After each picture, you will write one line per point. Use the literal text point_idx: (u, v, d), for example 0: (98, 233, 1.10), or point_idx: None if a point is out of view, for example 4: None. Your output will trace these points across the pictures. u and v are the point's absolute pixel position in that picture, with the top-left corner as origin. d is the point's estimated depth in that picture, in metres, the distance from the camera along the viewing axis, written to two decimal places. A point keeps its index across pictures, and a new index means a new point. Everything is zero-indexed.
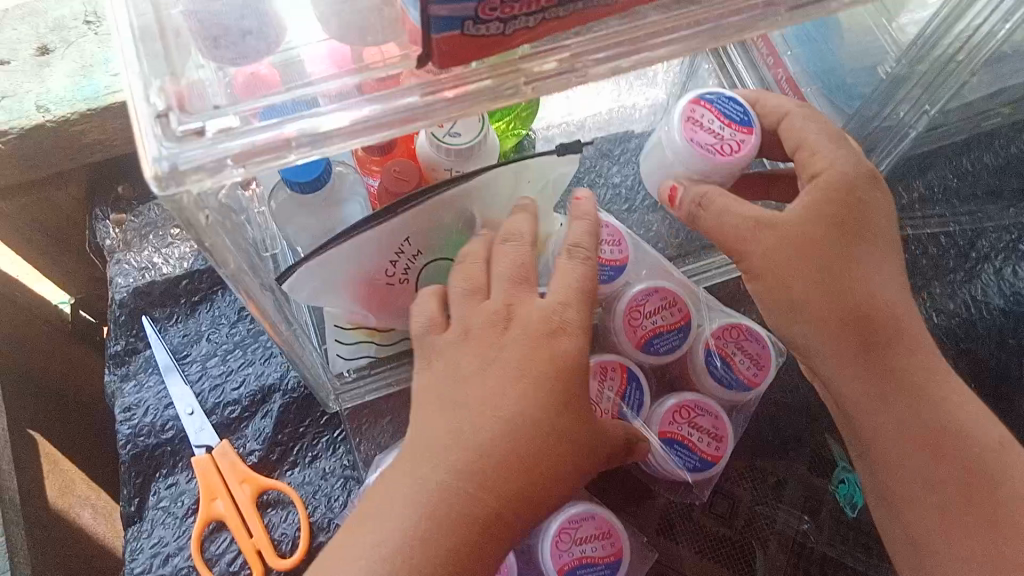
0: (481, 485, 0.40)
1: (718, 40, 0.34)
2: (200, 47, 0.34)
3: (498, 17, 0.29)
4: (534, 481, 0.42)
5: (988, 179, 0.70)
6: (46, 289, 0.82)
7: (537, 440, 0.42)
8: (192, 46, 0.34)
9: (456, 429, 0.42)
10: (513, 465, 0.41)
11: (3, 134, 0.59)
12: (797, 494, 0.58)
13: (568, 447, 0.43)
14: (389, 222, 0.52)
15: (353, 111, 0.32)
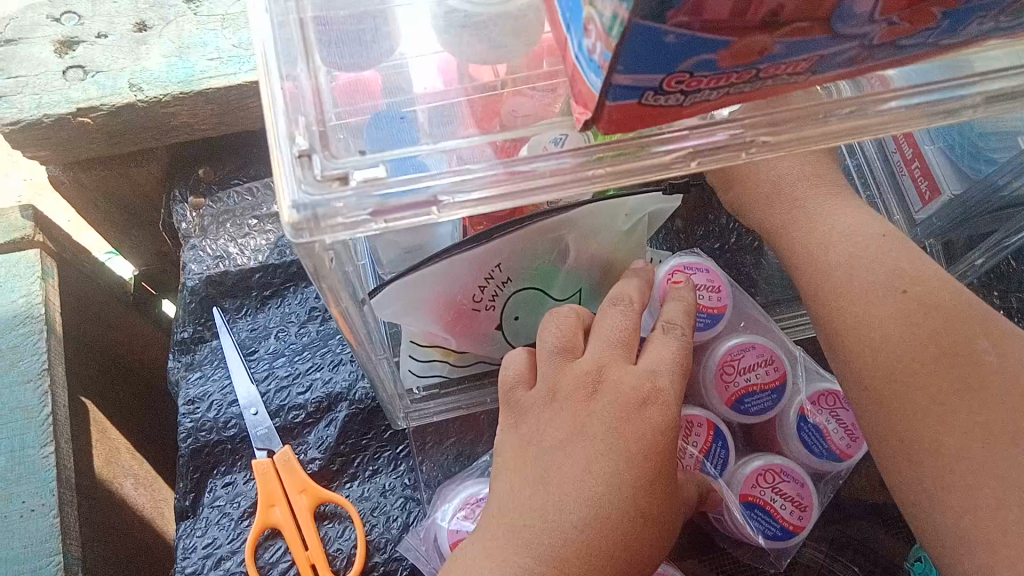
0: (576, 547, 0.38)
1: (902, 124, 0.31)
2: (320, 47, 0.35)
3: (681, 90, 0.27)
4: (628, 553, 0.39)
5: None
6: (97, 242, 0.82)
7: (635, 508, 0.39)
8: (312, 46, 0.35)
9: (552, 488, 0.39)
10: (609, 531, 0.39)
11: (95, 109, 0.58)
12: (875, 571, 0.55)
13: (664, 517, 0.40)
14: (485, 247, 0.49)
15: (500, 170, 0.29)
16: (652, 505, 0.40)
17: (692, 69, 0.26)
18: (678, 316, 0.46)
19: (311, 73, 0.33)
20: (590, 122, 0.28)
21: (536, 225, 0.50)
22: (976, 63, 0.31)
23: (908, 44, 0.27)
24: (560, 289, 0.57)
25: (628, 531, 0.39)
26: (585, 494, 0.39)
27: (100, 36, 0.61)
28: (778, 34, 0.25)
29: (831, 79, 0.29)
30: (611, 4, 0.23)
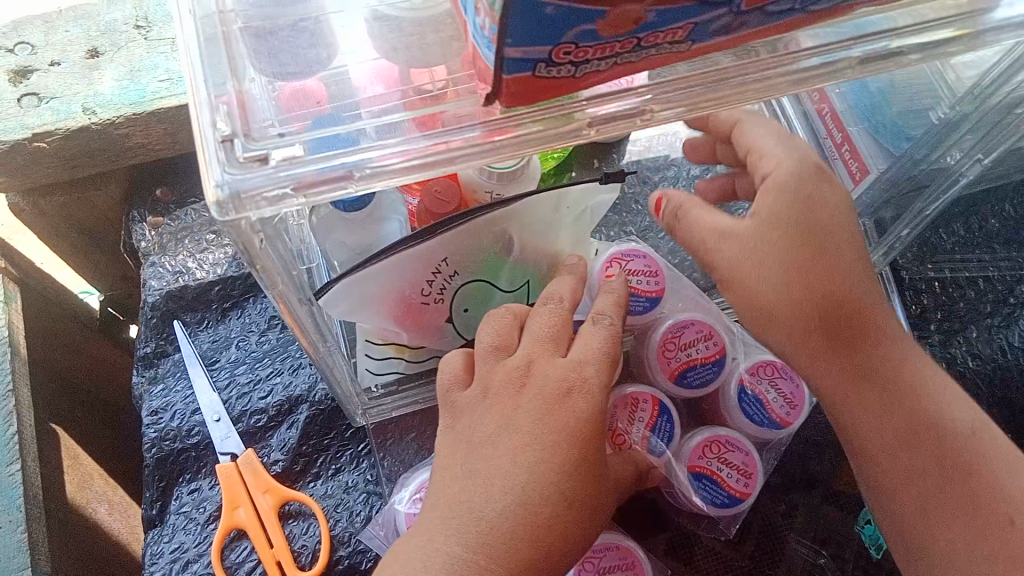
0: (516, 514, 0.40)
1: (789, 87, 0.34)
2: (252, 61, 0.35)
3: (571, 60, 0.29)
4: (568, 521, 0.41)
5: None
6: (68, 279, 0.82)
7: (573, 474, 0.42)
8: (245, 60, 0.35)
9: (495, 464, 0.42)
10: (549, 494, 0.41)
11: (49, 134, 0.60)
12: (817, 534, 0.57)
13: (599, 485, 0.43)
14: (430, 242, 0.52)
15: (409, 145, 0.31)
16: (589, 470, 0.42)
17: (576, 41, 0.28)
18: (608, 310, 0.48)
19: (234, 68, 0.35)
20: (491, 96, 0.30)
21: (477, 219, 0.53)
22: (850, 30, 0.34)
23: (776, 10, 0.30)
24: (507, 281, 0.60)
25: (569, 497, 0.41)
26: (528, 463, 0.41)
27: (52, 64, 0.62)
28: (647, 2, 0.27)
29: (712, 47, 0.31)
30: None
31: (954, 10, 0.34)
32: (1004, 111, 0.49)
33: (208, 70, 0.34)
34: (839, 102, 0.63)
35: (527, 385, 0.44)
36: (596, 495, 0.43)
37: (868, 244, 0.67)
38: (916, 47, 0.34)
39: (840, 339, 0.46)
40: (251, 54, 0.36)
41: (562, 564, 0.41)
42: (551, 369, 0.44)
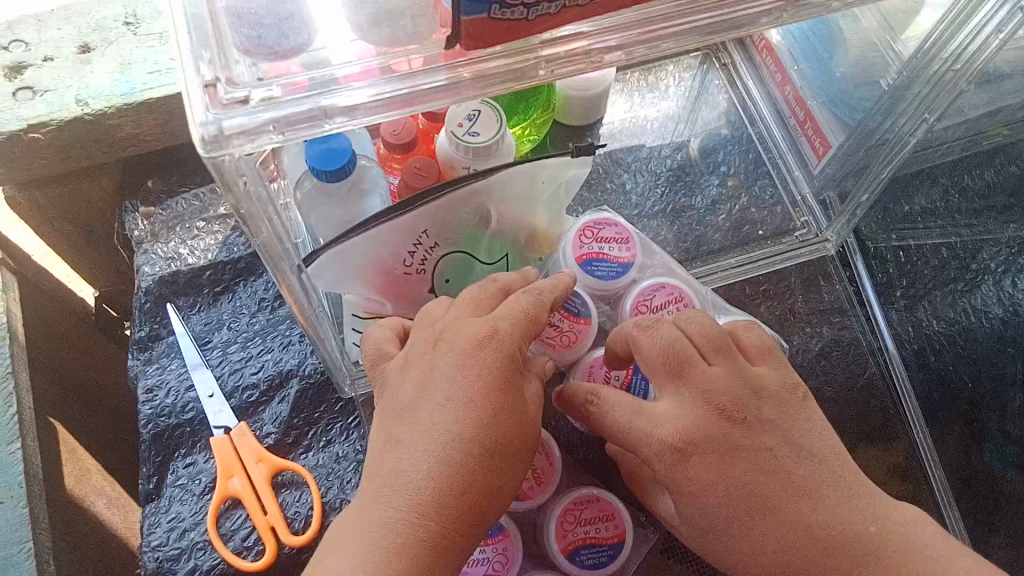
0: (488, 448, 0.42)
1: (730, 31, 0.37)
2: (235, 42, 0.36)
3: (522, 3, 0.32)
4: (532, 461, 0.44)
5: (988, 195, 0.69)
6: (83, 290, 0.86)
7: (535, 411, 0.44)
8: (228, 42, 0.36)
9: (457, 397, 0.42)
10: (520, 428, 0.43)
11: (44, 125, 0.62)
12: None
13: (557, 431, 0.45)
14: (411, 214, 0.54)
15: (379, 89, 0.34)
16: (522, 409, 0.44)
17: None
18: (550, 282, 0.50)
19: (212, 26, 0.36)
20: (454, 39, 0.33)
21: (454, 193, 0.55)
22: None
23: None
24: (487, 253, 0.62)
25: (515, 432, 0.43)
26: (487, 395, 0.42)
27: (45, 60, 0.65)
28: None
29: None
30: None
31: None
32: (946, 70, 0.52)
33: (197, 39, 0.35)
34: (800, 82, 0.67)
35: (490, 321, 0.45)
36: (529, 429, 0.44)
37: (833, 212, 0.69)
38: None
39: (780, 516, 0.44)
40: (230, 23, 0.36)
41: (506, 500, 0.43)
42: (516, 312, 0.46)
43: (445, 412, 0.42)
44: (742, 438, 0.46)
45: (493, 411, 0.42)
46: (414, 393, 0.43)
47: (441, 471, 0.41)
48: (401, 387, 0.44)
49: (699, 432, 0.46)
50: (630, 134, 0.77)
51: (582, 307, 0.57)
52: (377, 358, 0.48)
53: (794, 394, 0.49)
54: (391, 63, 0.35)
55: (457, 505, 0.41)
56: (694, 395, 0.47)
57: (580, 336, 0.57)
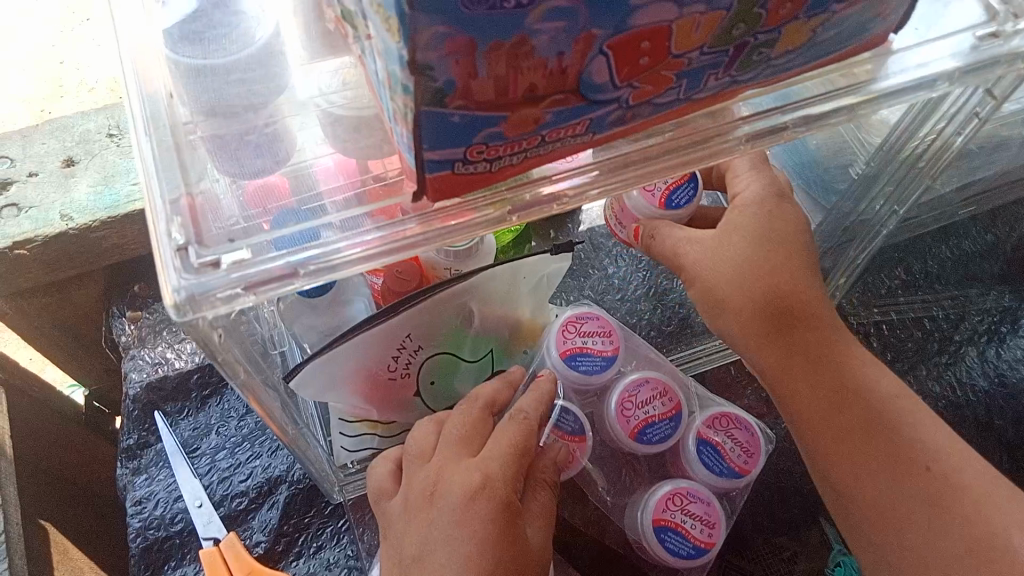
0: None
1: (694, 162, 0.38)
2: (215, 160, 0.40)
3: (484, 159, 0.33)
4: None
5: (968, 264, 0.73)
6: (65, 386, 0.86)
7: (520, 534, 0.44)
8: (208, 160, 0.40)
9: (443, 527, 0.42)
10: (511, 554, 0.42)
11: (30, 241, 0.63)
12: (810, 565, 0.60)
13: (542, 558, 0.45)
14: (393, 321, 0.54)
15: (356, 242, 0.35)
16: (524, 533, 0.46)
17: (486, 141, 0.32)
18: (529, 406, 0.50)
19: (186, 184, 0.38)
20: (419, 193, 0.34)
21: (436, 297, 0.56)
22: (744, 108, 0.38)
23: (664, 101, 0.34)
24: (470, 351, 0.63)
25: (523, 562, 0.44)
26: (494, 532, 0.43)
27: (31, 175, 0.66)
28: (543, 105, 0.31)
29: (614, 136, 0.35)
30: (401, 98, 0.29)
31: (842, 82, 0.39)
32: (913, 165, 0.52)
33: (164, 167, 0.38)
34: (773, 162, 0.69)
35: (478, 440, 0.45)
36: (531, 549, 0.46)
37: None
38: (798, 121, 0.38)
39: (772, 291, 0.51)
40: (211, 144, 0.40)
41: None
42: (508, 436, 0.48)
43: (441, 544, 0.43)
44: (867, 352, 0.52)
45: (499, 551, 0.43)
46: (420, 539, 0.44)
47: None
48: (410, 530, 0.45)
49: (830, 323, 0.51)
50: None
51: (576, 423, 0.57)
52: (379, 495, 0.51)
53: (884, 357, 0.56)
54: (370, 212, 0.36)
55: None
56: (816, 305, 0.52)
57: (577, 453, 0.57)
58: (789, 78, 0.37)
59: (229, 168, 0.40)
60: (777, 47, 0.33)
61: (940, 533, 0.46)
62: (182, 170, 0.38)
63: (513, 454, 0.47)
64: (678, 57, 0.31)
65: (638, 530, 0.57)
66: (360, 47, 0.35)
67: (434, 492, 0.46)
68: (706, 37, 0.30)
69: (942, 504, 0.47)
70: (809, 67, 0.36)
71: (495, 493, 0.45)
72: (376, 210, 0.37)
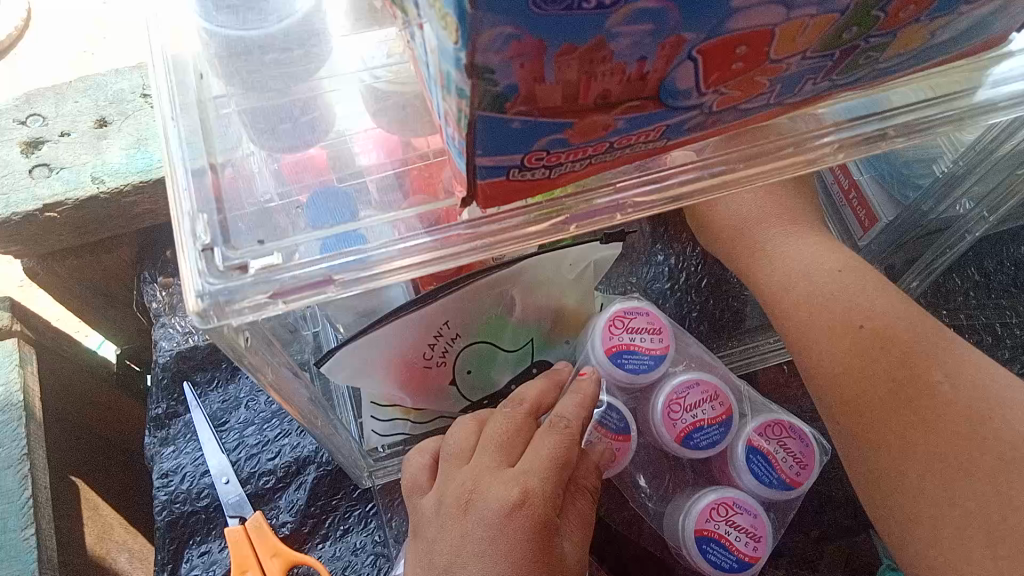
0: None
1: (775, 174, 0.34)
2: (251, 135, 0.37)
3: (544, 165, 0.29)
4: None
5: None
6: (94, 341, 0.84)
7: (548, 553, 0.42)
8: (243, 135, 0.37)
9: None
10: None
11: (60, 204, 0.61)
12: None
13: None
14: (430, 308, 0.51)
15: (397, 245, 0.32)
16: (562, 551, 0.43)
17: (547, 147, 0.28)
18: (571, 411, 0.47)
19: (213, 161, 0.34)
20: (469, 198, 0.31)
21: (478, 283, 0.53)
22: (832, 112, 0.34)
23: (752, 107, 0.30)
24: (510, 341, 0.60)
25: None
26: (531, 553, 0.41)
27: (63, 135, 0.64)
28: (616, 112, 0.27)
29: (690, 142, 0.31)
30: (454, 100, 0.26)
31: (952, 86, 0.34)
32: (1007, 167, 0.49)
33: (186, 132, 0.36)
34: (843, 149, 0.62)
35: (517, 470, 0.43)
36: (568, 568, 0.43)
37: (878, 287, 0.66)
38: (902, 128, 0.34)
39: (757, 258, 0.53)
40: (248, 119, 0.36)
41: None
42: (551, 444, 0.45)
43: (473, 561, 0.41)
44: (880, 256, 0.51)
45: (535, 573, 0.41)
46: (451, 550, 0.42)
47: None
48: (442, 539, 0.43)
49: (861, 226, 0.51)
50: None
51: (622, 421, 0.55)
52: (414, 491, 0.49)
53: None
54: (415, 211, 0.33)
55: None
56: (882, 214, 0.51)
57: (620, 453, 0.55)
58: (892, 81, 0.33)
59: (269, 141, 0.37)
60: (889, 50, 0.29)
61: (894, 405, 0.45)
62: (206, 138, 0.35)
63: (553, 464, 0.44)
64: (776, 62, 0.27)
65: (679, 538, 0.54)
66: (410, 32, 0.32)
67: (469, 501, 0.43)
68: (812, 42, 0.26)
69: (906, 389, 0.44)
70: (916, 70, 0.32)
71: (533, 510, 0.42)
72: (429, 212, 0.33)
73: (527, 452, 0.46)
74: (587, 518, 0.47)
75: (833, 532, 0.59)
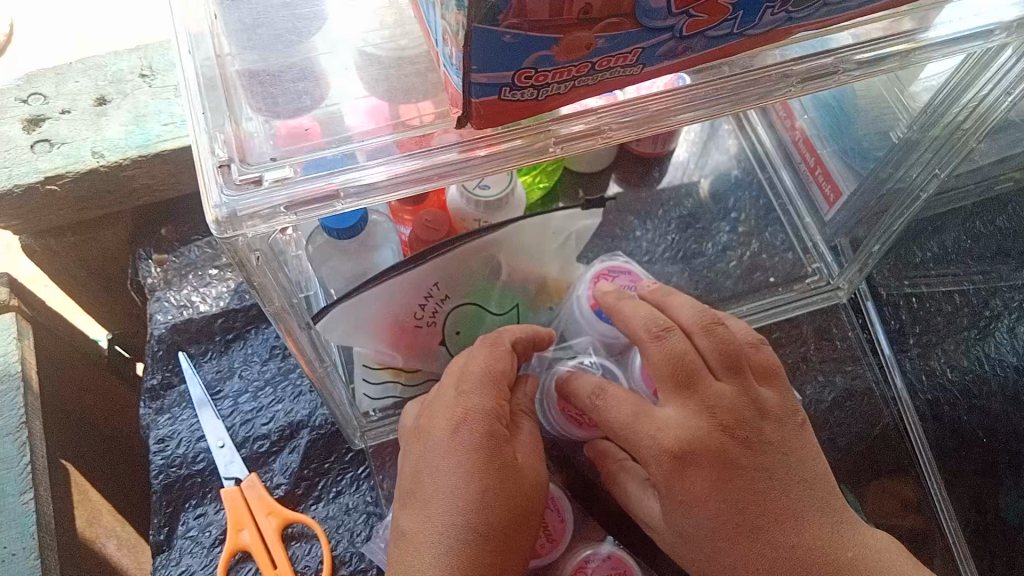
0: (467, 501, 0.46)
1: (739, 105, 0.38)
2: (249, 99, 0.39)
3: (532, 85, 0.32)
4: (518, 507, 0.47)
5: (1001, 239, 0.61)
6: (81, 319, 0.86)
7: (496, 459, 0.47)
8: (246, 95, 0.39)
9: None
10: (493, 479, 0.47)
11: (61, 177, 0.63)
12: None
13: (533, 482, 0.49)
14: (423, 267, 0.54)
15: (394, 165, 0.35)
16: (515, 459, 0.49)
17: (535, 65, 0.31)
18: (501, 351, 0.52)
19: (236, 128, 0.38)
20: (464, 118, 0.34)
21: (465, 246, 0.55)
22: (793, 50, 0.38)
23: (717, 35, 0.33)
24: (497, 304, 0.63)
25: (515, 489, 0.47)
26: (475, 461, 0.47)
27: (64, 113, 0.66)
28: (596, 29, 0.30)
29: (664, 70, 0.35)
30: (454, 14, 0.29)
31: (896, 28, 0.38)
32: (956, 131, 0.52)
33: (209, 108, 0.38)
34: (810, 129, 0.68)
35: (459, 401, 0.49)
36: (523, 476, 0.49)
37: (845, 258, 0.71)
38: (852, 66, 0.38)
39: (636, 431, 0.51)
40: (245, 82, 0.40)
41: (514, 557, 0.47)
42: (482, 360, 0.52)
43: (442, 474, 0.47)
44: (737, 455, 0.49)
45: (486, 478, 0.46)
46: None
47: (453, 545, 0.45)
48: (411, 463, 0.50)
49: (699, 444, 0.49)
50: (639, 179, 0.78)
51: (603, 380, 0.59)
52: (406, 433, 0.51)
53: (793, 418, 0.53)
54: (403, 137, 0.36)
55: (458, 556, 0.45)
56: (700, 407, 0.50)
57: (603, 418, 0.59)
58: (842, 22, 0.36)
59: (267, 108, 0.39)
60: None
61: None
62: (229, 111, 0.38)
63: (489, 377, 0.51)
64: None
65: None
66: None
67: (423, 428, 0.50)
68: None
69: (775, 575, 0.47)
70: (864, 10, 0.36)
71: (476, 423, 0.48)
72: (414, 136, 0.35)
73: (466, 376, 0.51)
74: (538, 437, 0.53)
75: None
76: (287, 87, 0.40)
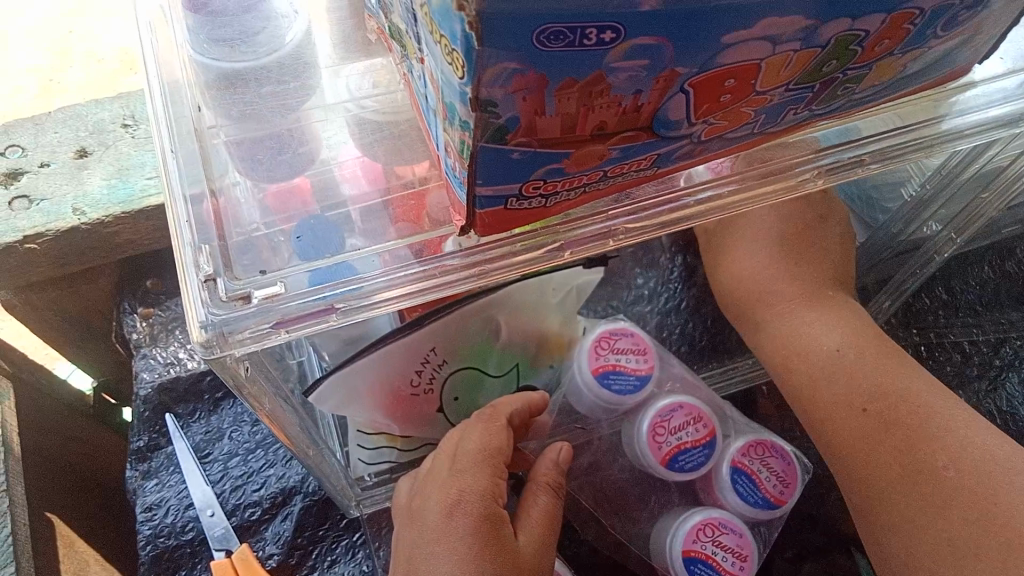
0: None
1: (756, 198, 0.36)
2: (239, 166, 0.37)
3: (540, 194, 0.30)
4: None
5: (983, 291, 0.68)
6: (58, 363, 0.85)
7: (492, 544, 0.44)
8: (233, 165, 0.37)
9: None
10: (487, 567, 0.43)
11: (41, 236, 0.60)
12: None
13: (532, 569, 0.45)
14: (420, 333, 0.51)
15: (391, 275, 0.33)
16: (513, 541, 0.45)
17: (544, 177, 0.29)
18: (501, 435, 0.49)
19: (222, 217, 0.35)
20: (467, 227, 0.32)
21: (466, 309, 0.53)
22: (811, 140, 0.36)
23: (735, 136, 0.31)
24: (496, 366, 0.60)
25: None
26: (472, 546, 0.43)
27: (42, 166, 0.63)
28: (611, 142, 0.28)
29: (679, 168, 0.32)
30: (457, 131, 0.27)
31: (918, 116, 0.36)
32: (973, 190, 0.50)
33: (185, 164, 0.36)
34: None
35: (455, 482, 0.47)
36: (522, 560, 0.45)
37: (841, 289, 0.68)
38: (874, 157, 0.36)
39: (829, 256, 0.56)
40: (234, 157, 0.38)
41: None
42: (478, 437, 0.49)
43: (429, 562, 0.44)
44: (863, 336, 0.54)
45: (483, 564, 0.43)
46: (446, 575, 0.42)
47: None
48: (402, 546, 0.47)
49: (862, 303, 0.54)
50: None
51: None
52: (407, 516, 0.49)
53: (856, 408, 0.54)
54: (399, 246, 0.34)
55: None
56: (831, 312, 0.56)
57: None
58: (864, 112, 0.34)
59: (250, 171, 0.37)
60: (865, 81, 0.30)
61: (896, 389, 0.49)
62: (205, 165, 0.36)
63: (486, 457, 0.48)
64: (762, 93, 0.28)
65: (666, 560, 0.54)
66: (406, 64, 0.32)
67: (418, 509, 0.48)
68: (794, 74, 0.27)
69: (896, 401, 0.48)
70: (886, 101, 0.34)
71: (469, 507, 0.45)
72: (418, 242, 0.34)
73: (459, 455, 0.48)
74: (553, 514, 0.49)
75: (808, 552, 0.61)
76: (279, 179, 0.37)
